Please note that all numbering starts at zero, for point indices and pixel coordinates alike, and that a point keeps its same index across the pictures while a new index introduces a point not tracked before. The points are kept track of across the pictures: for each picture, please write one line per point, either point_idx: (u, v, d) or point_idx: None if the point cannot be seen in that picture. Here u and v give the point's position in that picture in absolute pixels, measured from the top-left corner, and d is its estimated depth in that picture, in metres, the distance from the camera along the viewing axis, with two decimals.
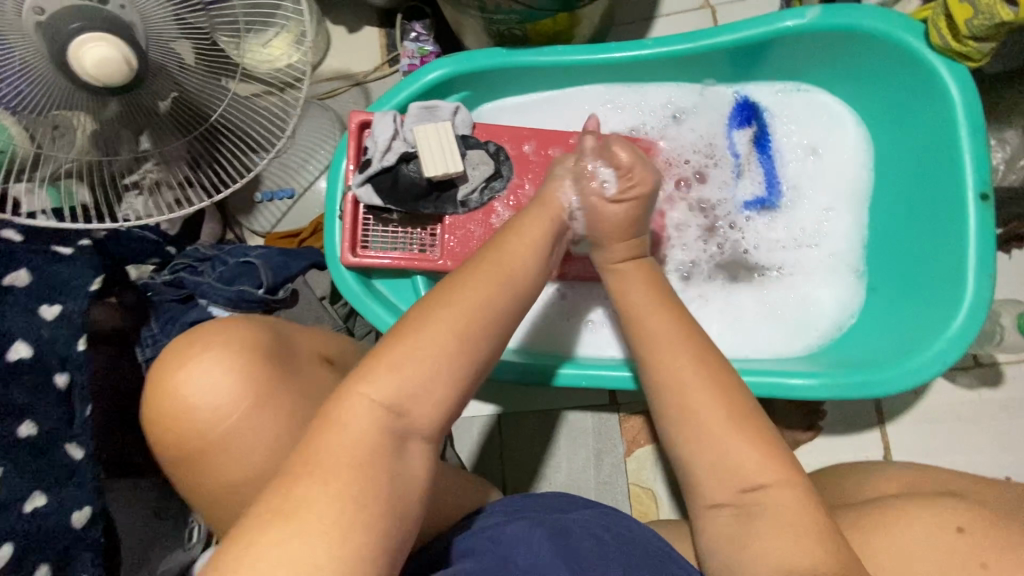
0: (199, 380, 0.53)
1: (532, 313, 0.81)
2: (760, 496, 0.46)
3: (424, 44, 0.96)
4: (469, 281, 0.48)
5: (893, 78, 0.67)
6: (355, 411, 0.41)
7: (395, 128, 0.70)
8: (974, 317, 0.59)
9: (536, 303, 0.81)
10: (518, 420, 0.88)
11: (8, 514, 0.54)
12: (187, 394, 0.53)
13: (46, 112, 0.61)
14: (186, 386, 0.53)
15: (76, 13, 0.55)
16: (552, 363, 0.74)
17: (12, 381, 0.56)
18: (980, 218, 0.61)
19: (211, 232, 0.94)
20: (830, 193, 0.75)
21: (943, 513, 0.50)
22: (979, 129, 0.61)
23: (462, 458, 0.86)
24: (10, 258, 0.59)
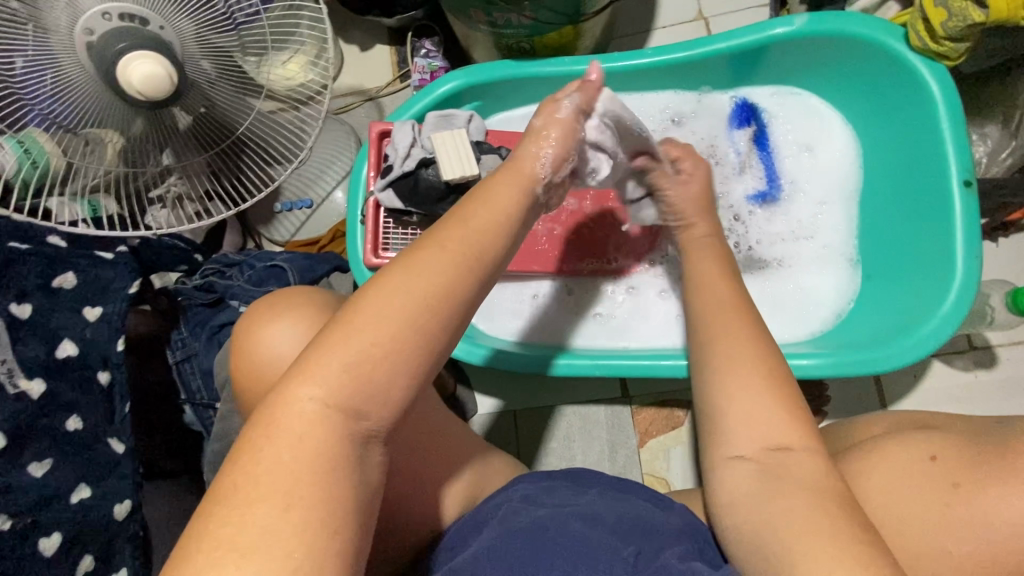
0: (283, 336, 0.53)
1: (535, 306, 0.85)
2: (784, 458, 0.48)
3: (433, 59, 1.01)
4: (421, 253, 0.40)
5: (877, 77, 0.73)
6: (295, 411, 0.35)
7: (414, 136, 0.76)
8: (964, 296, 0.63)
9: (533, 301, 0.85)
10: (530, 416, 0.90)
11: (57, 504, 0.57)
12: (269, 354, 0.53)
13: (80, 129, 0.64)
14: (270, 334, 0.54)
15: (121, 34, 0.59)
16: (549, 354, 0.76)
17: (61, 377, 0.59)
18: (965, 202, 0.65)
19: (233, 241, 0.98)
20: (824, 187, 0.79)
21: (918, 444, 0.54)
22: (959, 120, 0.66)
23: (476, 426, 0.89)
24: (58, 261, 0.62)
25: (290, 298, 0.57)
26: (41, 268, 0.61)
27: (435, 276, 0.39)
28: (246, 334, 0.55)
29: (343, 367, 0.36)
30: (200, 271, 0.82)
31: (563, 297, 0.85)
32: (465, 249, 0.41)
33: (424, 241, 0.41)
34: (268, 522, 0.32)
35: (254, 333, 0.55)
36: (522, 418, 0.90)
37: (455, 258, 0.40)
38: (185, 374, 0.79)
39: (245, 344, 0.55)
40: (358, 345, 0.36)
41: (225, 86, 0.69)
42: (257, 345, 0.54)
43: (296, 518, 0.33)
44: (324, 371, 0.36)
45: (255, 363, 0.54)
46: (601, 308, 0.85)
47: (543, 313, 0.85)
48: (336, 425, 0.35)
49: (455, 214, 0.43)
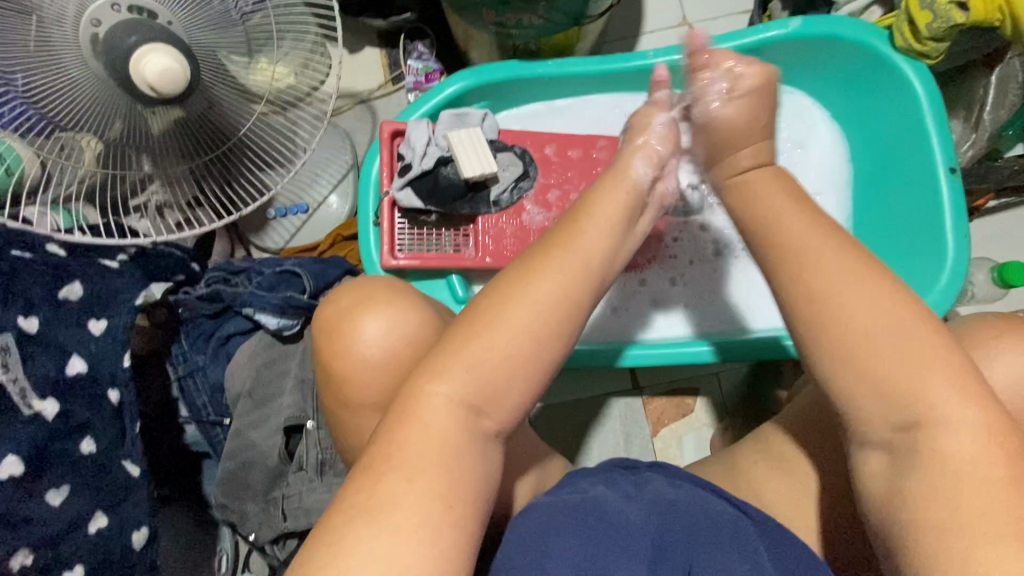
0: (385, 324, 0.48)
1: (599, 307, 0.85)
2: (870, 449, 0.42)
3: (427, 62, 1.01)
4: (534, 268, 0.45)
5: (865, 75, 0.80)
6: (428, 404, 0.41)
7: (430, 135, 0.75)
8: (956, 275, 0.71)
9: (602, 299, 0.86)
10: (562, 410, 0.90)
11: (75, 536, 0.52)
12: (359, 350, 0.48)
13: (53, 133, 0.60)
14: (369, 319, 0.48)
15: (133, 26, 0.56)
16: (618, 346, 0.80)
17: (70, 397, 0.54)
18: (952, 188, 0.74)
19: (223, 249, 0.93)
20: (818, 180, 0.86)
21: None
22: (941, 114, 0.74)
23: None
24: (63, 271, 0.57)
25: (388, 283, 0.51)
26: (49, 279, 0.56)
27: (552, 288, 0.44)
28: (338, 319, 0.49)
29: (468, 368, 0.42)
30: (203, 280, 0.77)
31: (625, 289, 0.87)
32: (571, 259, 0.46)
33: (533, 255, 0.46)
34: (399, 501, 0.37)
35: (350, 318, 0.48)
36: (551, 413, 0.90)
37: (567, 268, 0.45)
38: (189, 390, 0.75)
39: (335, 330, 0.49)
40: (478, 351, 0.42)
41: (226, 83, 0.65)
42: (351, 333, 0.48)
43: (428, 495, 0.38)
44: (451, 372, 0.41)
45: (352, 354, 0.48)
46: (616, 300, 0.86)
47: (606, 313, 0.86)
48: (461, 419, 0.41)
49: (562, 230, 0.48)
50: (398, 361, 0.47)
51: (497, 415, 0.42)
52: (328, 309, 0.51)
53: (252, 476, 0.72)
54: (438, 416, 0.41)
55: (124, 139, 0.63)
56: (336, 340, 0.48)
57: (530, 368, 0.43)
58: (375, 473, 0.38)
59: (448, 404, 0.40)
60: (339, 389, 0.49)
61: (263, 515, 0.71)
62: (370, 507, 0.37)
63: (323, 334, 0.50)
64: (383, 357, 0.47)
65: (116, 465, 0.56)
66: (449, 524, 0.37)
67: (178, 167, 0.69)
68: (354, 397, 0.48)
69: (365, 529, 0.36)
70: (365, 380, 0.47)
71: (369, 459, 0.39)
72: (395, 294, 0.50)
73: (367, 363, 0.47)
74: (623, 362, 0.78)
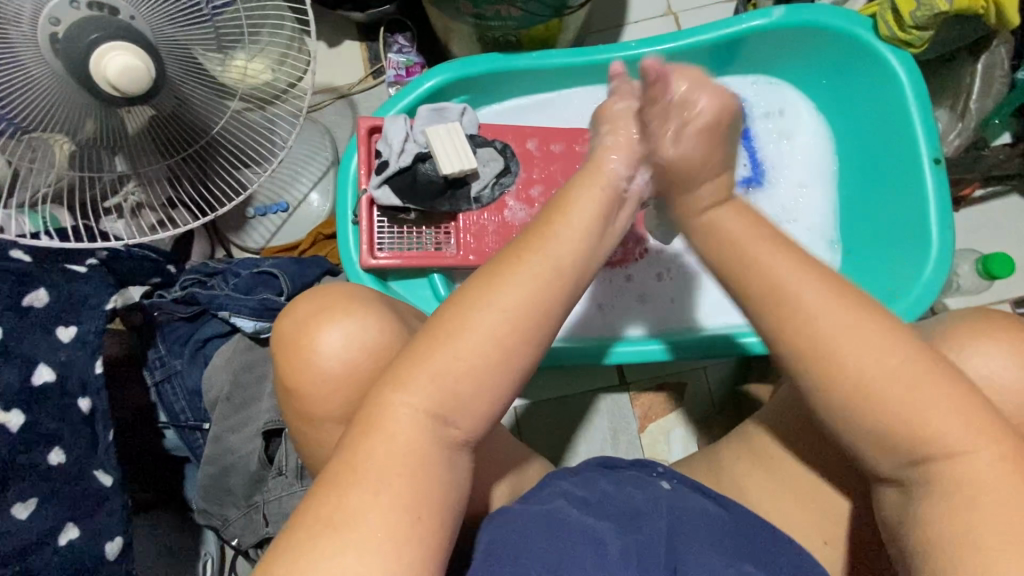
0: (345, 334, 0.47)
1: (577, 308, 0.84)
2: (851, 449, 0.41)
3: (407, 55, 0.98)
4: (504, 274, 0.44)
5: (851, 65, 0.79)
6: (395, 415, 0.40)
7: (407, 131, 0.73)
8: (941, 267, 0.71)
9: (587, 293, 0.85)
10: (543, 408, 0.90)
11: (45, 548, 0.51)
12: (315, 359, 0.47)
13: (21, 133, 0.58)
14: (330, 330, 0.47)
15: (93, 23, 0.54)
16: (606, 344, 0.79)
17: (39, 407, 0.53)
18: (936, 179, 0.73)
19: (202, 251, 0.91)
20: (803, 173, 0.85)
21: None
22: (926, 103, 0.74)
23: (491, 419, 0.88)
24: (27, 278, 0.56)
25: (349, 292, 0.50)
26: (12, 287, 0.54)
27: (520, 295, 0.43)
28: (297, 331, 0.48)
29: (433, 380, 0.40)
30: (179, 282, 0.75)
31: (609, 286, 0.86)
32: (538, 264, 0.45)
33: (505, 259, 0.45)
34: (362, 516, 0.36)
35: (310, 330, 0.47)
36: (532, 412, 0.89)
37: (537, 273, 0.44)
38: (166, 396, 0.73)
39: (294, 344, 0.47)
40: (441, 363, 0.41)
41: (196, 81, 0.63)
42: (311, 345, 0.47)
43: (390, 508, 0.37)
44: (414, 382, 0.40)
45: (313, 364, 0.47)
46: (601, 297, 0.86)
47: (592, 307, 0.85)
48: (428, 428, 0.40)
49: (536, 233, 0.47)
50: (360, 372, 0.46)
51: (467, 415, 0.41)
52: (288, 315, 0.49)
53: (233, 480, 0.71)
54: (409, 419, 0.40)
55: (98, 138, 0.61)
56: (295, 348, 0.47)
57: (502, 370, 0.42)
58: (339, 486, 0.37)
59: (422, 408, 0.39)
60: (300, 398, 0.47)
61: (245, 520, 0.72)
62: (331, 522, 0.36)
63: (283, 342, 0.48)
64: (342, 367, 0.46)
65: (86, 476, 0.55)
66: (411, 535, 0.37)
67: (152, 167, 0.67)
68: (317, 408, 0.47)
69: (330, 543, 0.35)
70: (327, 390, 0.47)
71: (335, 470, 0.38)
72: (356, 300, 0.49)
73: (327, 373, 0.46)
74: (605, 361, 0.77)
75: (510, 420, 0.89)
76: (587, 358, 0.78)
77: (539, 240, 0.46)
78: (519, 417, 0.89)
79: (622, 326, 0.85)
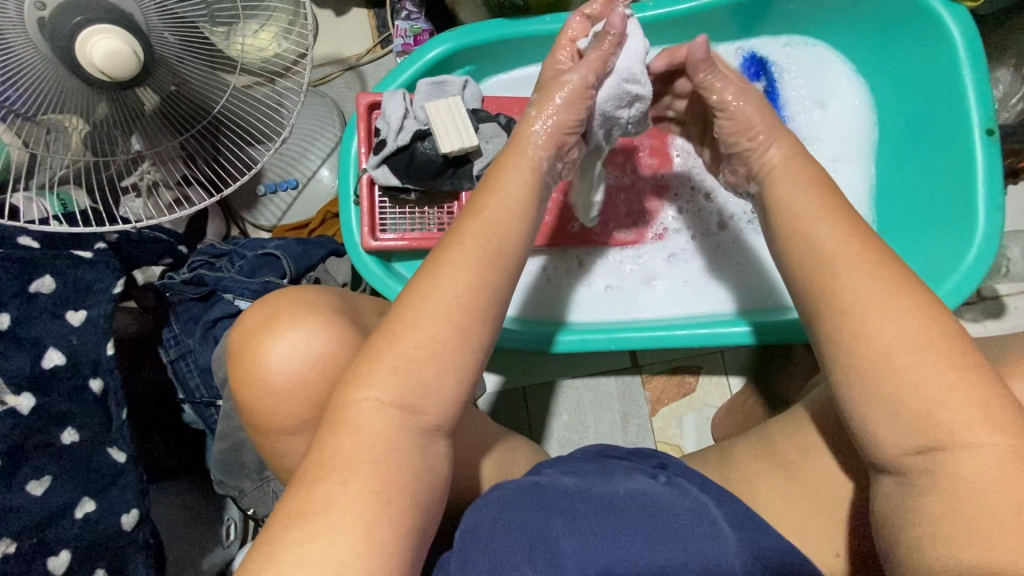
0: (291, 343, 0.47)
1: (520, 287, 0.80)
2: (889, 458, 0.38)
3: (415, 22, 0.92)
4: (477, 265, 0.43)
5: (895, 22, 0.73)
6: (368, 408, 0.38)
7: (406, 107, 0.71)
8: (988, 246, 0.64)
9: (538, 277, 0.81)
10: (538, 393, 0.88)
11: (62, 522, 0.54)
12: (268, 365, 0.47)
13: (35, 116, 0.57)
14: (277, 342, 0.47)
15: (77, 6, 0.53)
16: (550, 330, 0.75)
17: (51, 388, 0.56)
18: (987, 150, 0.66)
19: (217, 229, 0.92)
20: (837, 144, 0.80)
21: None
22: (979, 65, 0.67)
23: (491, 408, 0.87)
24: (34, 265, 0.58)
25: (301, 299, 0.50)
26: (16, 275, 0.56)
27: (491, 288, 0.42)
28: (249, 343, 0.48)
29: (408, 380, 0.39)
30: (188, 264, 0.78)
31: (572, 268, 0.83)
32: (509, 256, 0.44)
33: (443, 244, 0.44)
34: (335, 506, 0.35)
35: (265, 337, 0.48)
36: (530, 396, 0.88)
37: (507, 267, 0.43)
38: (182, 373, 0.75)
39: (246, 351, 0.48)
40: (417, 355, 0.39)
41: (194, 60, 0.61)
42: (259, 356, 0.47)
43: (365, 496, 0.36)
44: (375, 374, 0.39)
45: (263, 371, 0.47)
46: (610, 279, 0.83)
47: (541, 286, 0.81)
48: (403, 419, 0.39)
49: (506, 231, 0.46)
50: (309, 382, 0.47)
51: (442, 410, 0.40)
52: (244, 324, 0.50)
53: (245, 455, 0.73)
54: (384, 411, 0.38)
55: (111, 120, 0.59)
56: (246, 355, 0.48)
57: (474, 363, 0.41)
58: (316, 476, 0.36)
59: (392, 413, 0.39)
60: (254, 401, 0.48)
61: (258, 491, 0.75)
62: (301, 514, 0.35)
63: (238, 349, 0.49)
64: (292, 374, 0.47)
65: (100, 452, 0.58)
66: (385, 522, 0.36)
67: (163, 147, 0.65)
68: (276, 410, 0.47)
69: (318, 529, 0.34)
70: (283, 392, 0.47)
71: (312, 461, 0.37)
72: (315, 305, 0.50)
73: (281, 378, 0.47)
74: (552, 348, 0.74)
75: (502, 411, 0.87)
76: (525, 341, 0.74)
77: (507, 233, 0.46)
78: (515, 402, 0.87)
79: (577, 308, 0.81)
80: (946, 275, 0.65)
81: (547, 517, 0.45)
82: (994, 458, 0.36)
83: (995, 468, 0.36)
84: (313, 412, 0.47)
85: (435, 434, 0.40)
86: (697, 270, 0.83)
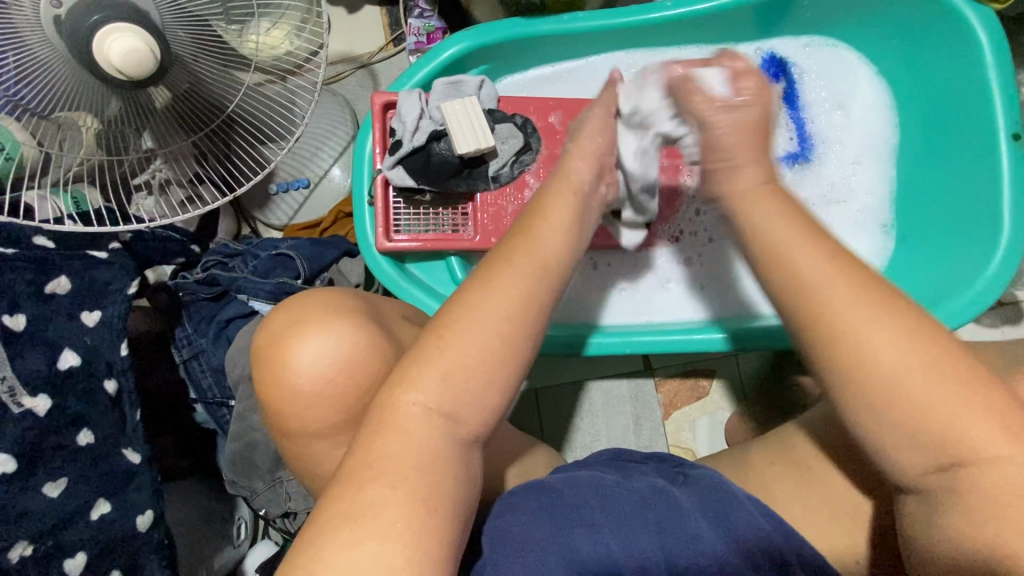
0: (318, 349, 0.47)
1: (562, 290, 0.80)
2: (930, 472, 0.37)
3: (428, 19, 0.92)
4: (509, 278, 0.42)
5: (919, 24, 0.72)
6: (396, 416, 0.38)
7: (422, 107, 0.70)
8: (1014, 252, 0.63)
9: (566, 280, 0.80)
10: (550, 395, 0.87)
11: (78, 524, 0.54)
12: (292, 368, 0.47)
13: (51, 114, 0.56)
14: (302, 347, 0.47)
15: (95, 4, 0.52)
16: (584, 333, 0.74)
17: (66, 389, 0.55)
18: (1013, 154, 0.65)
19: (228, 228, 0.91)
20: (856, 147, 0.79)
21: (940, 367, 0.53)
22: (1005, 68, 0.66)
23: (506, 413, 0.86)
24: (48, 265, 0.57)
25: (326, 303, 0.50)
26: (32, 274, 0.56)
27: (521, 304, 0.41)
28: (273, 345, 0.48)
29: (433, 392, 0.39)
30: (201, 263, 0.78)
31: (590, 271, 0.82)
32: (531, 263, 0.44)
33: (496, 261, 0.44)
34: (367, 521, 0.34)
35: (288, 343, 0.47)
36: (544, 400, 0.87)
37: (536, 281, 0.43)
38: (195, 372, 0.75)
39: (270, 356, 0.48)
40: (445, 361, 0.39)
41: (209, 58, 0.60)
42: (283, 360, 0.47)
43: (402, 506, 0.35)
44: (409, 382, 0.38)
45: (286, 375, 0.47)
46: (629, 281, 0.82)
47: (576, 290, 0.81)
48: (434, 427, 0.38)
49: (519, 235, 0.46)
50: (334, 390, 0.47)
51: (463, 418, 0.39)
52: (267, 326, 0.50)
53: (258, 456, 0.73)
54: (415, 423, 0.38)
55: (125, 117, 0.59)
56: (270, 358, 0.47)
57: (499, 370, 0.40)
58: (348, 488, 0.36)
59: (415, 425, 0.38)
60: (277, 405, 0.48)
61: (271, 492, 0.75)
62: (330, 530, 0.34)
63: (261, 352, 0.49)
64: (316, 379, 0.46)
65: (115, 453, 0.58)
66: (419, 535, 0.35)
67: (178, 145, 0.64)
68: (298, 415, 0.47)
69: (339, 543, 0.33)
70: (307, 397, 0.47)
71: (347, 470, 0.37)
72: (341, 309, 0.49)
73: (305, 383, 0.46)
74: (586, 351, 0.73)
75: (513, 415, 0.86)
76: (564, 346, 0.74)
77: (533, 240, 0.46)
78: (528, 406, 0.87)
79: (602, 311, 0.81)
80: (971, 282, 0.64)
81: (570, 524, 0.44)
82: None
83: None
84: (334, 417, 0.47)
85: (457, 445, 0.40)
86: (719, 273, 0.82)
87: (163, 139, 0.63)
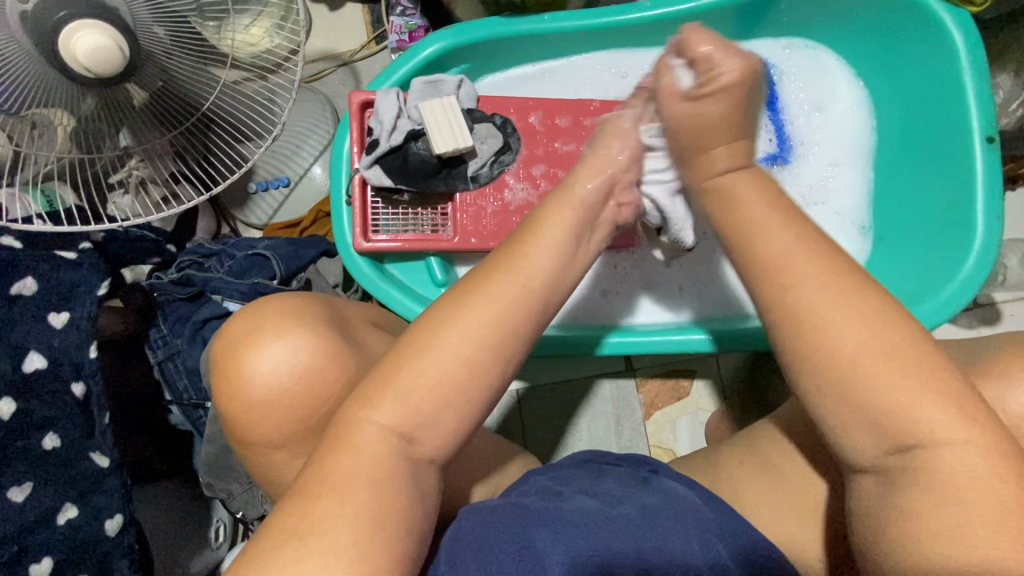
0: (276, 356, 0.46)
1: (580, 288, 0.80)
2: (890, 479, 0.37)
3: (411, 18, 0.90)
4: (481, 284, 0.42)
5: (897, 27, 0.72)
6: (358, 432, 0.38)
7: (400, 107, 0.70)
8: (987, 254, 0.64)
9: (585, 279, 0.81)
10: (534, 395, 0.87)
11: (44, 528, 0.53)
12: (252, 375, 0.46)
13: (20, 112, 0.55)
14: (262, 353, 0.46)
15: (59, 0, 0.51)
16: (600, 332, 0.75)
17: (32, 392, 0.55)
18: (987, 157, 0.66)
19: (206, 226, 0.90)
20: (835, 149, 0.79)
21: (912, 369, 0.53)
22: (980, 72, 0.66)
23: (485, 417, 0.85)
24: (14, 266, 0.57)
25: (284, 308, 0.49)
26: None
27: (490, 308, 0.41)
28: (230, 355, 0.47)
29: (400, 397, 0.39)
30: (176, 264, 0.77)
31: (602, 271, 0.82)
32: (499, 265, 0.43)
33: (492, 261, 0.44)
34: (324, 531, 0.34)
35: (244, 351, 0.47)
36: (525, 401, 0.87)
37: (507, 287, 0.42)
38: (169, 373, 0.73)
39: (229, 364, 0.47)
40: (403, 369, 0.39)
41: (183, 55, 0.59)
42: (243, 368, 0.46)
43: (358, 517, 0.35)
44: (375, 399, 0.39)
45: (244, 382, 0.46)
46: (608, 283, 0.82)
47: (591, 290, 0.81)
48: (397, 431, 0.38)
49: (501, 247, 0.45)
50: (295, 396, 0.46)
51: (434, 433, 0.39)
52: (223, 333, 0.49)
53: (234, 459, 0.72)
54: (375, 431, 0.38)
55: (99, 116, 0.58)
56: (228, 366, 0.47)
57: (467, 374, 0.40)
58: (302, 502, 0.36)
59: (369, 437, 0.38)
60: (237, 412, 0.47)
61: (247, 495, 0.74)
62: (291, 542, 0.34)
63: (218, 362, 0.48)
64: (275, 386, 0.46)
65: (83, 458, 0.57)
66: (378, 545, 0.35)
67: (152, 143, 0.63)
68: (259, 423, 0.47)
69: (292, 557, 0.33)
70: (268, 403, 0.46)
71: (311, 479, 0.37)
72: (298, 313, 0.49)
73: (264, 390, 0.46)
74: (600, 351, 0.74)
75: (492, 420, 0.86)
76: (580, 345, 0.74)
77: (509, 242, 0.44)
78: (509, 408, 0.86)
79: (606, 312, 0.81)
80: (944, 285, 0.64)
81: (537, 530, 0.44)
82: (988, 482, 0.36)
83: (989, 492, 0.36)
84: (282, 427, 0.47)
85: (422, 461, 0.39)
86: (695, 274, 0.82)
87: (136, 137, 0.62)
